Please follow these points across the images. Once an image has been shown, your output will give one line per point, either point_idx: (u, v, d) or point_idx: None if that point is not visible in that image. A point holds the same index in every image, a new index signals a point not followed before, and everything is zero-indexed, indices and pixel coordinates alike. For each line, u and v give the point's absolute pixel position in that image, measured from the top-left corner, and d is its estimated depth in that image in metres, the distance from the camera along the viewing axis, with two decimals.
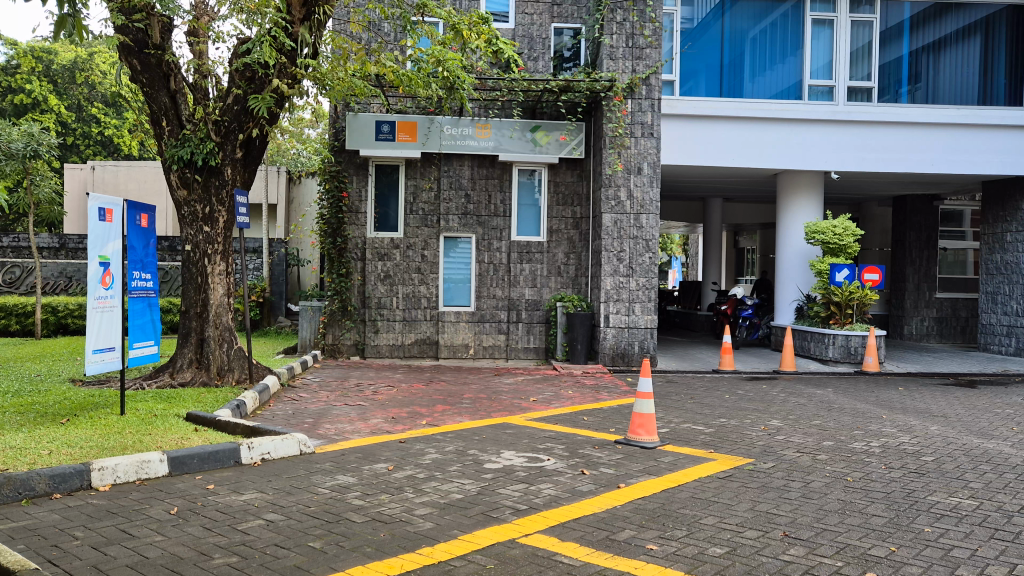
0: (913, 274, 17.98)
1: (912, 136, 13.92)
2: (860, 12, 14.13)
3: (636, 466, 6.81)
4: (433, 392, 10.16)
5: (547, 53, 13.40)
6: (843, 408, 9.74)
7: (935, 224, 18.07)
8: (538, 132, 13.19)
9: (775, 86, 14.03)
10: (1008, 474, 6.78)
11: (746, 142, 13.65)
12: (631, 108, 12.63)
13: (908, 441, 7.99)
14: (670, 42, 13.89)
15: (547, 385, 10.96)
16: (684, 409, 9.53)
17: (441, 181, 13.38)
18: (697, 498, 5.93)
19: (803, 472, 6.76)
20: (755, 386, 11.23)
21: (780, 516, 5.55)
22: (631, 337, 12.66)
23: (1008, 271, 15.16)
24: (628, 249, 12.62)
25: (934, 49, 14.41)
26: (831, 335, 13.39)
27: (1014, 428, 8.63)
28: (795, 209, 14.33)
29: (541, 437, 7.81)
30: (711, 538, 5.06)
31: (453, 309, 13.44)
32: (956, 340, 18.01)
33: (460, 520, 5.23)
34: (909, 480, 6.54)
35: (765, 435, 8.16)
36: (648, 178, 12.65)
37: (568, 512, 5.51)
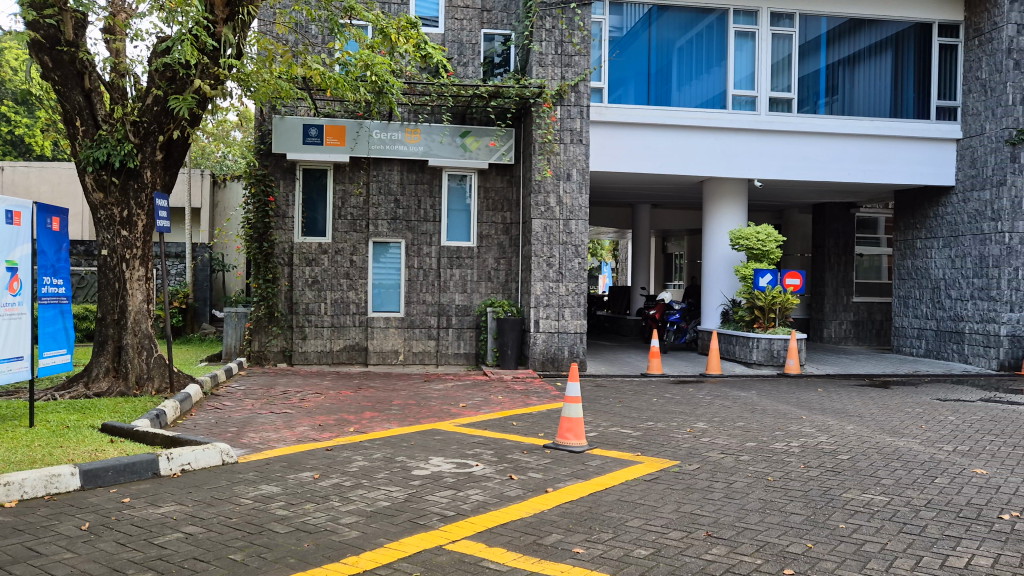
0: (831, 279, 18.63)
1: (830, 146, 14.43)
2: (781, 25, 14.56)
3: (564, 470, 6.87)
4: (362, 399, 10.04)
5: (476, 59, 13.42)
6: (765, 410, 10.01)
7: (851, 230, 18.76)
8: (468, 138, 13.21)
9: (700, 96, 14.34)
10: (918, 470, 7.08)
11: (672, 150, 13.92)
12: (560, 115, 12.76)
13: (825, 441, 8.26)
14: (599, 51, 13.96)
15: (477, 391, 10.94)
16: (612, 412, 9.65)
17: (370, 186, 13.27)
18: (623, 501, 6.01)
19: (727, 473, 6.92)
20: (682, 390, 11.44)
21: (703, 516, 5.66)
22: (561, 343, 12.75)
23: (918, 275, 15.85)
24: (558, 254, 12.72)
25: (849, 62, 14.95)
26: (755, 338, 13.70)
27: (923, 427, 9.00)
28: (720, 216, 14.71)
29: (470, 443, 7.80)
30: (636, 539, 5.13)
31: (382, 315, 13.31)
32: (871, 342, 18.72)
33: (387, 528, 5.17)
34: (826, 478, 6.76)
35: (691, 438, 8.32)
36: (577, 185, 12.77)
37: (495, 517, 5.52)
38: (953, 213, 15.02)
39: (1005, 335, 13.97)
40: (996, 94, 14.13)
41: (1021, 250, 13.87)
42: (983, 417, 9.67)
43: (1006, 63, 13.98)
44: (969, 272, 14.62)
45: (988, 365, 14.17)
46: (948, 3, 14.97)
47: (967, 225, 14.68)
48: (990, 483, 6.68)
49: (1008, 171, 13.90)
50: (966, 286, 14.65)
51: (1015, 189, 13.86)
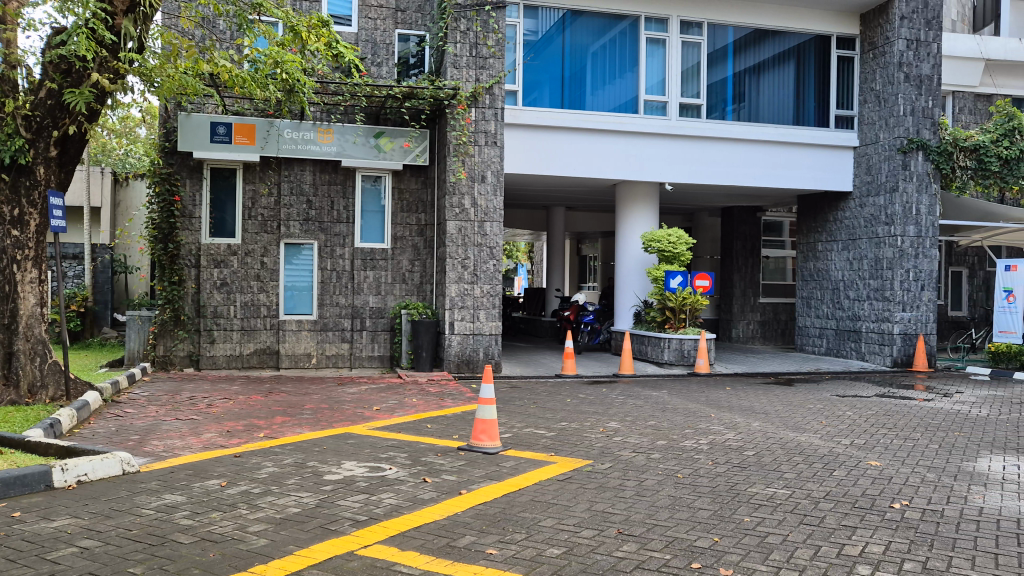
0: (739, 281, 19.23)
1: (736, 151, 14.92)
2: (690, 33, 14.96)
3: (478, 472, 6.88)
4: (272, 404, 9.82)
5: (390, 59, 13.33)
6: (675, 408, 10.25)
7: (757, 233, 19.39)
8: (381, 138, 13.09)
9: (612, 100, 14.59)
10: (818, 464, 7.38)
11: (587, 152, 14.11)
12: (474, 117, 12.76)
13: (732, 438, 8.52)
14: (513, 53, 14.03)
15: (391, 394, 10.85)
16: (526, 413, 9.71)
17: (281, 186, 12.99)
18: (536, 501, 6.06)
19: (637, 471, 7.06)
20: (595, 390, 11.61)
21: (615, 514, 5.77)
22: (475, 344, 12.75)
23: (819, 277, 16.53)
24: (472, 256, 12.72)
25: (755, 71, 15.46)
26: (666, 338, 14.02)
27: (823, 422, 9.39)
28: (633, 219, 15.00)
29: (384, 446, 7.73)
30: (548, 539, 5.18)
31: (294, 318, 13.05)
32: (776, 341, 19.38)
33: (297, 535, 5.07)
34: (732, 474, 6.98)
35: (604, 437, 8.45)
36: (491, 187, 12.80)
37: (408, 521, 5.48)
38: (851, 217, 15.71)
39: (898, 334, 14.66)
40: (889, 104, 14.85)
41: (912, 252, 14.59)
42: (878, 412, 10.15)
43: (898, 76, 14.71)
44: (866, 274, 15.32)
45: (883, 362, 14.84)
46: (845, 18, 15.69)
47: (864, 229, 15.37)
48: (884, 474, 7.03)
49: (900, 178, 14.63)
50: (863, 287, 15.33)
51: (906, 195, 14.61)
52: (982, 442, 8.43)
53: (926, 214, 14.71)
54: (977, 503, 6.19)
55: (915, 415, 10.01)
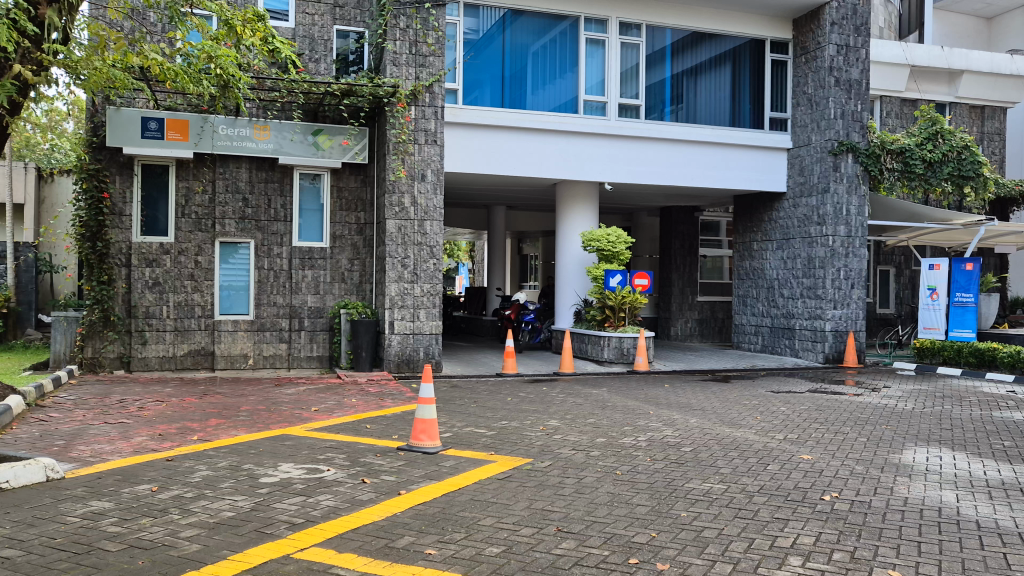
0: (677, 279, 19.52)
1: (674, 152, 15.15)
2: (629, 35, 15.13)
3: (418, 472, 6.83)
4: (207, 406, 9.60)
5: (328, 56, 13.17)
6: (615, 406, 10.36)
7: (695, 233, 19.72)
8: (320, 136, 12.91)
9: (553, 100, 14.67)
10: (752, 459, 7.54)
11: (528, 152, 14.15)
12: (414, 115, 12.67)
13: (670, 434, 8.65)
14: (453, 52, 13.99)
15: (330, 394, 10.71)
16: (467, 412, 9.70)
17: (216, 183, 12.71)
18: (476, 500, 6.05)
19: (577, 468, 7.11)
20: (536, 388, 11.66)
21: (554, 512, 5.80)
22: (416, 344, 12.68)
23: (755, 276, 16.90)
24: (412, 255, 12.64)
25: (692, 73, 15.70)
26: (606, 337, 14.14)
27: (757, 418, 9.60)
28: (573, 218, 15.10)
29: (322, 448, 7.63)
30: (488, 538, 5.18)
31: (230, 318, 12.79)
32: (714, 339, 19.74)
33: (231, 540, 4.97)
34: (670, 470, 7.08)
35: (544, 435, 8.48)
36: (431, 185, 12.74)
37: (346, 523, 5.41)
38: (785, 217, 16.10)
39: (829, 331, 15.09)
40: (821, 107, 15.27)
41: (843, 252, 15.03)
42: (810, 407, 10.43)
43: (829, 80, 15.12)
44: (799, 273, 15.71)
45: (815, 358, 15.24)
46: (779, 22, 16.07)
47: (797, 229, 15.77)
48: (815, 468, 7.22)
49: (831, 179, 15.05)
50: (797, 286, 15.73)
51: (837, 196, 15.04)
52: (907, 435, 8.74)
53: (856, 215, 15.19)
54: (902, 493, 6.42)
55: (846, 410, 10.31)
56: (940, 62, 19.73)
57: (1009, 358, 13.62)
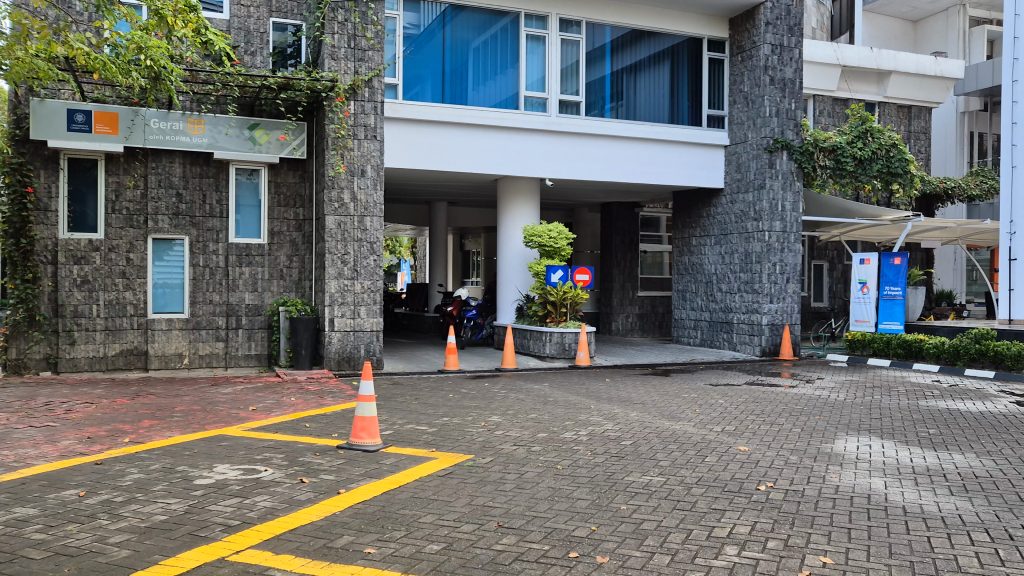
0: (618, 275, 19.71)
1: (614, 148, 15.28)
2: (569, 32, 15.21)
3: (357, 471, 6.76)
4: (139, 407, 9.35)
5: (265, 49, 12.91)
6: (556, 401, 10.42)
7: (635, 228, 19.95)
8: (257, 130, 12.66)
9: (494, 96, 14.65)
10: (691, 451, 7.66)
11: (469, 148, 14.10)
12: (353, 110, 12.52)
13: (611, 428, 8.73)
14: (393, 46, 13.84)
15: (268, 393, 10.52)
16: (408, 410, 9.63)
17: (148, 178, 12.36)
18: (417, 497, 6.02)
19: (518, 464, 7.12)
20: (477, 384, 11.65)
21: (495, 508, 5.80)
22: (356, 341, 12.54)
23: (694, 271, 17.17)
24: (352, 251, 12.50)
25: (632, 70, 15.86)
26: (548, 332, 14.20)
27: (696, 411, 9.77)
28: (514, 214, 15.13)
29: (259, 448, 7.49)
30: (428, 535, 5.16)
31: (164, 317, 12.47)
32: (654, 333, 20.02)
33: (163, 544, 4.84)
34: (610, 463, 7.15)
35: (485, 432, 8.48)
36: (371, 181, 12.61)
37: (283, 523, 5.32)
38: (723, 213, 16.39)
39: (766, 325, 15.42)
40: (756, 105, 15.59)
41: (778, 247, 15.38)
42: (747, 399, 10.65)
43: (764, 79, 15.43)
44: (736, 268, 16.00)
45: (752, 351, 15.56)
46: (715, 22, 16.34)
47: (734, 225, 16.07)
48: (751, 459, 7.38)
49: (767, 176, 15.37)
50: (734, 281, 16.03)
51: (772, 192, 15.37)
52: (839, 425, 8.99)
53: (790, 210, 15.55)
54: (834, 482, 6.59)
55: (781, 401, 10.56)
56: (870, 62, 20.33)
57: (934, 348, 14.18)
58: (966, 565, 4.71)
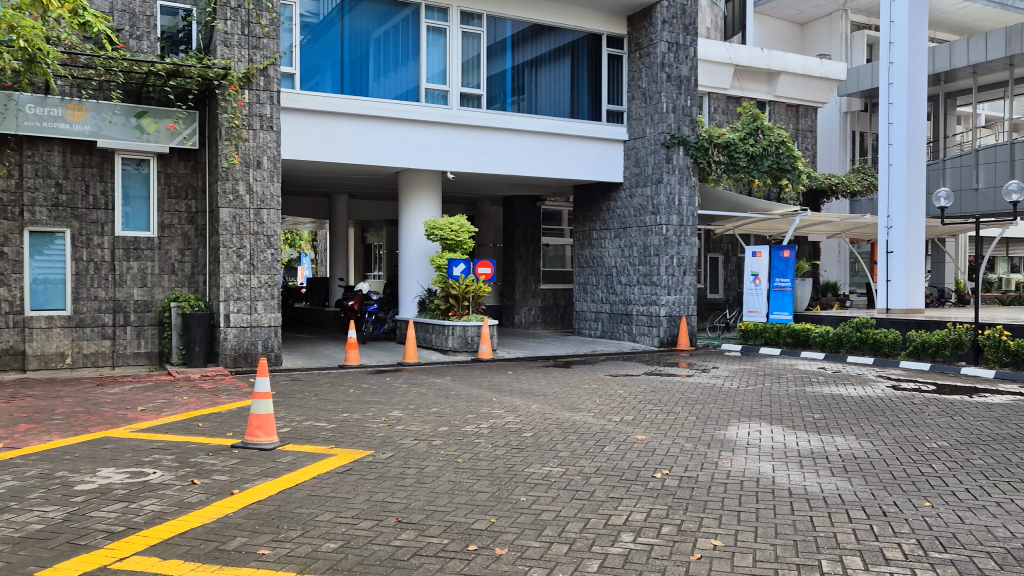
0: (521, 268, 19.85)
1: (515, 142, 15.37)
2: (470, 25, 15.20)
3: (252, 470, 6.57)
4: (15, 411, 8.83)
5: (152, 33, 12.37)
6: (458, 394, 10.42)
7: (537, 222, 20.10)
8: (144, 119, 12.11)
9: (395, 88, 14.49)
10: (590, 441, 7.80)
11: (369, 140, 13.91)
12: (248, 99, 12.15)
13: (512, 421, 8.79)
14: (290, 34, 13.46)
15: (159, 393, 10.11)
16: (306, 406, 9.44)
17: (23, 167, 11.64)
18: (314, 495, 5.90)
19: (418, 458, 7.08)
20: (379, 379, 11.54)
21: (394, 503, 5.75)
22: (254, 337, 12.22)
23: (595, 264, 17.46)
24: (248, 245, 12.14)
25: (533, 65, 15.96)
26: (450, 326, 14.18)
27: (596, 401, 9.95)
28: (415, 208, 15.02)
29: (148, 449, 7.19)
30: (325, 533, 5.07)
31: (44, 314, 11.81)
32: (556, 326, 20.29)
33: (38, 555, 4.59)
34: (510, 456, 7.20)
35: (385, 427, 8.40)
36: (268, 173, 12.27)
37: (172, 527, 5.13)
38: (622, 207, 16.72)
39: (664, 316, 15.81)
40: (654, 101, 15.95)
41: (675, 240, 15.79)
42: (645, 389, 10.92)
43: (661, 75, 15.81)
44: (635, 260, 16.36)
45: (651, 342, 15.94)
46: (614, 19, 16.63)
47: (633, 218, 16.42)
48: (648, 447, 7.57)
49: (664, 170, 15.75)
50: (634, 273, 16.38)
51: (670, 186, 15.75)
52: (731, 412, 9.33)
53: (687, 204, 15.98)
54: (725, 467, 6.83)
55: (677, 390, 10.87)
56: (761, 62, 21.09)
57: (820, 336, 14.86)
58: (845, 541, 4.96)
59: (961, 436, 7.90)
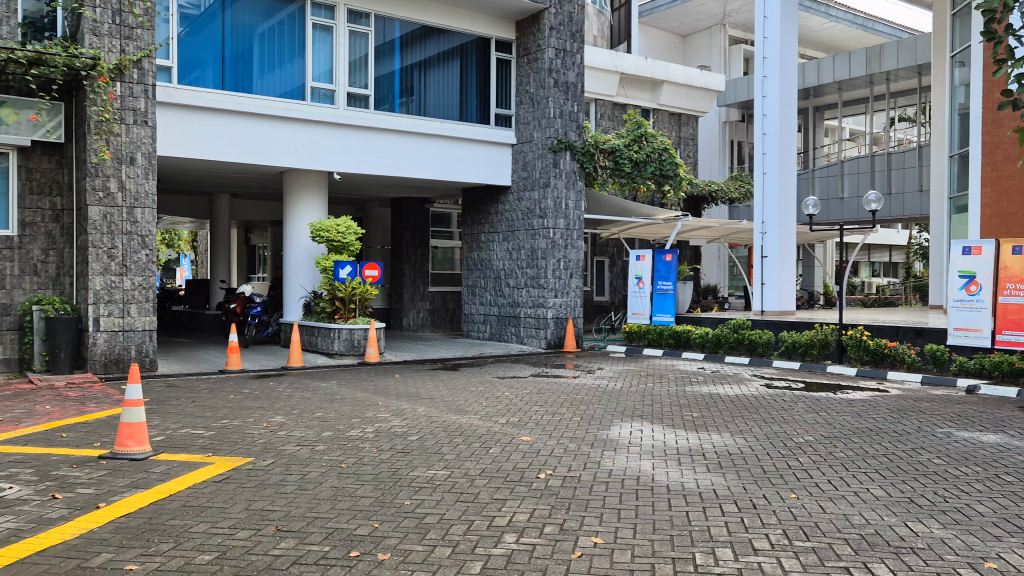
0: (409, 270, 19.72)
1: (404, 143, 15.27)
2: (357, 25, 15.01)
3: (121, 482, 6.26)
4: None
5: (12, 18, 11.58)
6: (344, 398, 10.25)
7: (426, 224, 20.02)
8: (2, 109, 11.35)
9: (279, 86, 14.13)
10: (475, 443, 7.82)
11: (252, 138, 13.52)
12: (120, 92, 11.58)
13: (398, 424, 8.71)
14: (166, 26, 12.92)
15: (18, 402, 9.48)
16: (183, 413, 9.07)
17: None
18: (188, 506, 5.68)
19: (301, 464, 6.92)
20: (261, 384, 11.20)
21: (274, 511, 5.60)
22: (126, 342, 11.65)
23: (483, 267, 17.54)
24: (120, 245, 11.56)
25: (422, 67, 15.90)
26: (336, 329, 13.90)
27: (482, 403, 10.00)
28: (301, 208, 14.68)
29: (4, 463, 6.73)
30: (199, 545, 4.88)
31: None
32: (445, 328, 20.27)
33: None
34: (395, 459, 7.14)
35: (267, 433, 8.16)
36: (142, 170, 11.75)
37: (29, 546, 4.83)
38: (510, 210, 16.88)
39: (551, 318, 16.06)
40: (541, 106, 16.17)
41: (562, 244, 16.08)
42: (531, 391, 11.06)
43: (548, 81, 16.06)
44: (522, 263, 16.55)
45: (538, 344, 16.16)
46: (503, 23, 16.78)
47: (521, 222, 16.60)
48: (533, 448, 7.66)
49: (552, 175, 16.01)
50: (521, 276, 16.54)
51: (557, 190, 16.03)
52: (613, 412, 9.56)
53: (573, 208, 16.31)
54: (608, 466, 6.99)
55: (563, 391, 11.07)
56: (645, 71, 21.73)
57: (700, 337, 15.45)
58: (717, 534, 5.17)
59: (825, 431, 8.38)
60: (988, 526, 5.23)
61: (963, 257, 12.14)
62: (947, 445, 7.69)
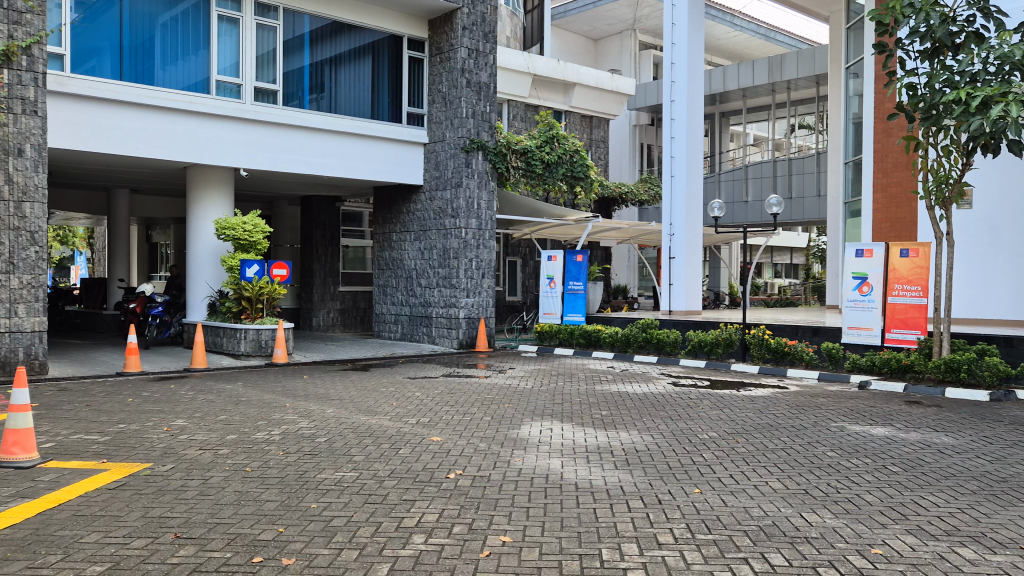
0: (319, 269, 19.37)
1: (313, 140, 14.99)
2: (265, 18, 14.66)
3: (5, 491, 5.92)
4: None
5: None
6: (249, 400, 9.98)
7: (336, 223, 19.69)
8: None
9: (182, 78, 13.63)
10: (385, 444, 7.73)
11: (152, 131, 13.00)
12: (7, 80, 10.94)
13: (305, 426, 8.53)
14: (58, 11, 12.22)
15: None
16: (75, 418, 8.65)
17: None
18: (79, 515, 5.41)
19: (202, 469, 6.70)
20: (161, 387, 10.79)
21: (173, 518, 5.40)
22: (13, 343, 11.03)
23: (394, 267, 17.39)
24: (7, 241, 10.95)
25: (333, 63, 15.64)
26: (242, 329, 13.55)
27: (392, 404, 9.90)
28: (205, 205, 14.21)
29: None
30: (91, 556, 4.66)
31: None
32: (356, 328, 20.02)
33: None
34: (302, 462, 6.99)
35: (167, 437, 7.87)
36: (32, 162, 11.14)
37: None
38: (422, 210, 16.78)
39: (463, 318, 16.05)
40: (453, 106, 16.13)
41: (474, 243, 16.10)
42: (442, 390, 11.02)
43: (461, 81, 16.05)
44: (435, 263, 16.47)
45: (450, 343, 16.13)
46: (415, 21, 16.68)
47: (433, 222, 16.52)
48: (443, 448, 7.62)
49: (464, 174, 15.97)
50: (433, 276, 16.47)
51: (469, 190, 16.02)
52: (524, 411, 9.61)
53: (485, 208, 16.34)
54: (517, 465, 7.01)
55: (474, 391, 11.08)
56: (557, 73, 21.95)
57: (609, 337, 15.70)
58: (623, 530, 5.25)
59: (728, 427, 8.65)
60: (875, 515, 5.49)
61: (857, 259, 12.71)
62: (840, 438, 8.04)
